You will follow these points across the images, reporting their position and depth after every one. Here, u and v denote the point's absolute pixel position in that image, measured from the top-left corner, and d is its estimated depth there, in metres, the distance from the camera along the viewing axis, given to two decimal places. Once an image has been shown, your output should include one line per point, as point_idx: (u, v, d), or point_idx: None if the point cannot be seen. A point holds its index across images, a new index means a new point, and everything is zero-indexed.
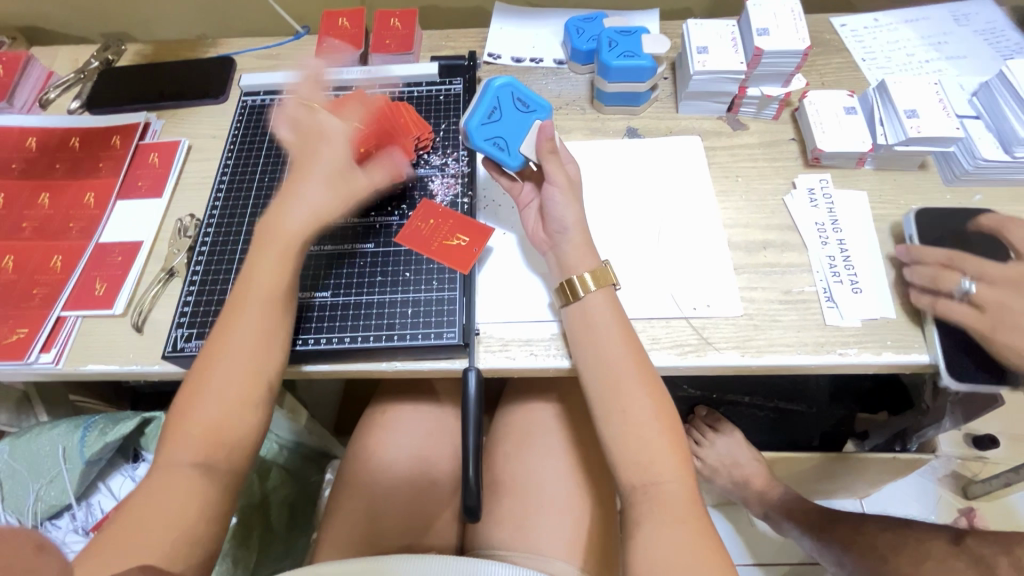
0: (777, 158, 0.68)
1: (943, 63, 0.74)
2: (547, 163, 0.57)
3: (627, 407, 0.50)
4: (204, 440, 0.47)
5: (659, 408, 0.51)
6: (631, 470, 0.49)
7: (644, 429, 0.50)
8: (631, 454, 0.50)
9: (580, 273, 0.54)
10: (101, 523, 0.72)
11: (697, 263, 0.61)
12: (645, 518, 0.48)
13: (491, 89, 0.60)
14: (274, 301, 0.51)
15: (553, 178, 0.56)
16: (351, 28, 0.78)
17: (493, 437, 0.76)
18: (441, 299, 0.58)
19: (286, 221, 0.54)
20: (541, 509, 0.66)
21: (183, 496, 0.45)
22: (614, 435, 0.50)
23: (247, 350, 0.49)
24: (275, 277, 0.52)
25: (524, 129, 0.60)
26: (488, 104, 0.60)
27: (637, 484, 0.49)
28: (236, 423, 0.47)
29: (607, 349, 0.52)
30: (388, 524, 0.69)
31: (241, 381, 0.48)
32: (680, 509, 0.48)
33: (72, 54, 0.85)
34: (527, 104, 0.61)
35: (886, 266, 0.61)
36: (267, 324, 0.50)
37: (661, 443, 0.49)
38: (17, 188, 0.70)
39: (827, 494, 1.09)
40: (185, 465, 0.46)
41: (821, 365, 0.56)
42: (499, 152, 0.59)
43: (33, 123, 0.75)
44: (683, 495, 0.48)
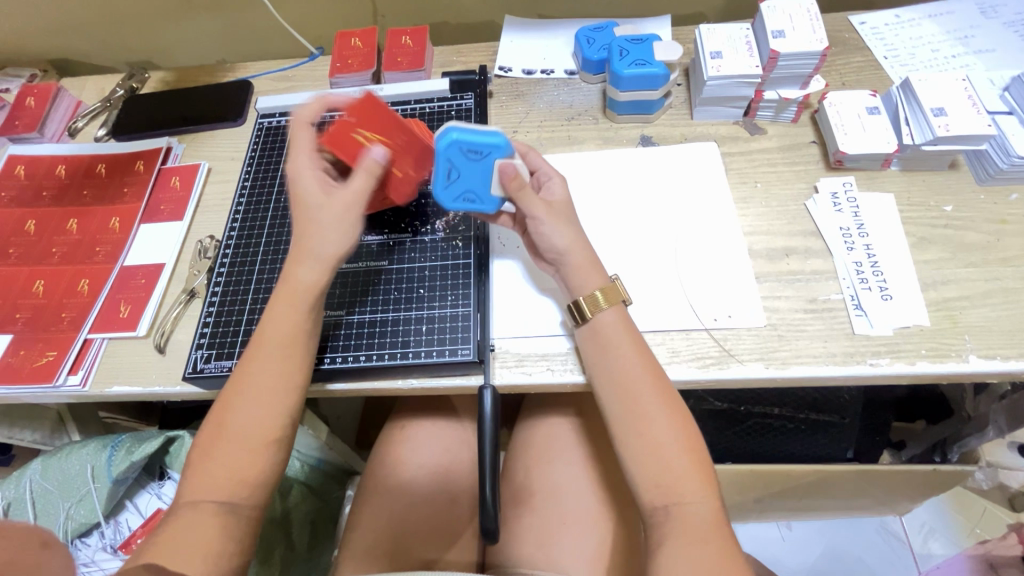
0: (797, 162, 0.66)
1: (971, 58, 0.71)
2: (523, 203, 0.53)
3: (647, 426, 0.49)
4: (230, 461, 0.47)
5: (679, 427, 0.49)
6: (652, 492, 0.48)
7: (665, 451, 0.48)
8: (652, 474, 0.48)
9: (588, 294, 0.53)
10: (129, 541, 0.74)
11: (717, 272, 0.60)
12: (670, 539, 0.46)
13: (438, 150, 0.53)
14: (294, 323, 0.51)
15: (533, 214, 0.53)
16: (363, 47, 0.79)
17: (512, 451, 0.75)
18: (455, 316, 0.57)
19: (300, 271, 0.51)
20: (562, 527, 0.65)
21: (210, 519, 0.45)
22: (635, 457, 0.49)
23: (268, 376, 0.49)
24: (299, 316, 0.51)
25: (490, 172, 0.54)
26: (442, 166, 0.53)
27: (658, 504, 0.48)
28: (256, 448, 0.48)
29: (624, 366, 0.51)
30: (411, 541, 0.69)
31: (263, 406, 0.49)
32: (706, 530, 0.46)
33: (98, 83, 0.88)
34: (479, 149, 0.53)
35: (917, 270, 0.58)
36: (286, 346, 0.50)
37: (682, 465, 0.48)
38: (47, 215, 0.72)
39: (862, 509, 1.06)
40: (208, 489, 0.46)
41: (850, 376, 0.53)
42: (473, 205, 0.56)
43: (62, 151, 0.78)
44: (708, 517, 0.46)
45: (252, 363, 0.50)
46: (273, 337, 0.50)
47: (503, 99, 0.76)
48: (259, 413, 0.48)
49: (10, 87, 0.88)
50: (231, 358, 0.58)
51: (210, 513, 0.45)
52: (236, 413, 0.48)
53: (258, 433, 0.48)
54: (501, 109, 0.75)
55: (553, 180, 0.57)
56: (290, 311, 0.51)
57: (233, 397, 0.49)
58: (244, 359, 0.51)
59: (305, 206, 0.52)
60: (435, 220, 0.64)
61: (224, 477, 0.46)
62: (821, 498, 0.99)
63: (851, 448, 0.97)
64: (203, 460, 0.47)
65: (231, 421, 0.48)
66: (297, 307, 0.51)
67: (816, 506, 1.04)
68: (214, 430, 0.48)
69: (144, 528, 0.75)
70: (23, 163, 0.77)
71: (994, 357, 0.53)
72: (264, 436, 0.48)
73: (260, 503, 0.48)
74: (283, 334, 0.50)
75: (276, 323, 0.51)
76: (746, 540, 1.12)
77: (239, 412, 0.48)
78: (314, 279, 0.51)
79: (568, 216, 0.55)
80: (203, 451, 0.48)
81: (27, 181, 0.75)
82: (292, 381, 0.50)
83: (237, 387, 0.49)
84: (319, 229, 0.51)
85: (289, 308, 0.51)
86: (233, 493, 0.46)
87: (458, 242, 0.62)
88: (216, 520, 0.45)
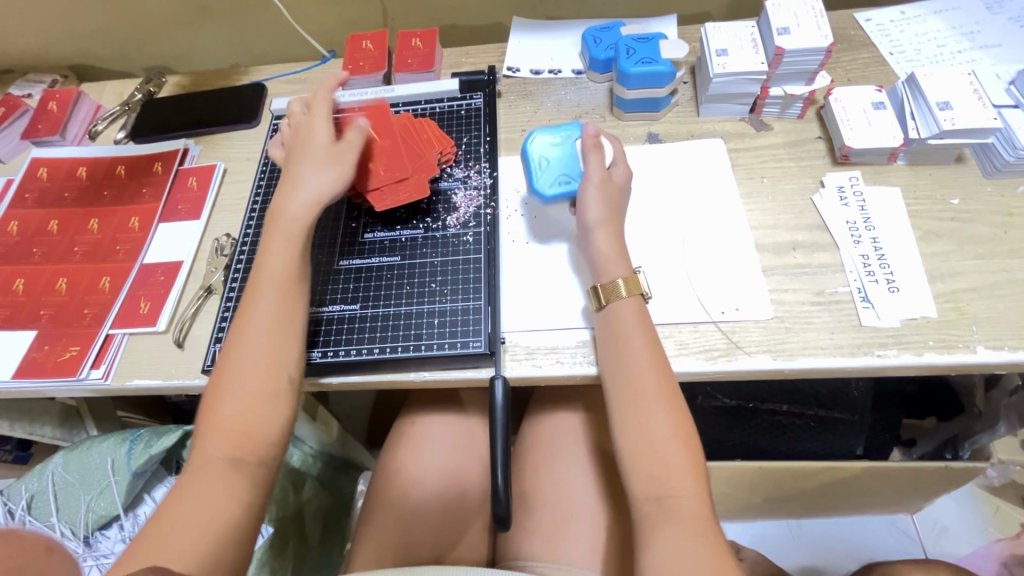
0: (803, 157, 0.67)
1: (977, 53, 0.72)
2: (593, 173, 0.59)
3: (643, 418, 0.50)
4: (235, 407, 0.48)
5: (677, 420, 0.50)
6: (645, 483, 0.48)
7: (661, 445, 0.49)
8: (645, 465, 0.49)
9: (609, 283, 0.54)
10: None
11: (725, 266, 0.61)
12: (659, 530, 0.46)
13: (525, 151, 0.64)
14: (285, 268, 0.54)
15: (594, 186, 0.58)
16: (375, 50, 0.81)
17: (522, 445, 0.77)
18: (466, 309, 0.59)
19: (285, 217, 0.56)
20: (571, 520, 0.66)
21: (216, 483, 0.45)
22: (629, 446, 0.50)
23: (263, 342, 0.51)
24: (288, 280, 0.53)
25: (568, 152, 0.62)
26: (532, 161, 0.63)
27: (652, 496, 0.48)
28: (258, 396, 0.49)
29: (626, 356, 0.52)
30: (422, 534, 0.71)
31: (259, 369, 0.50)
32: (701, 525, 0.46)
33: (117, 88, 0.90)
34: (557, 135, 0.64)
35: (924, 263, 0.58)
36: (279, 293, 0.53)
37: (676, 458, 0.48)
38: (69, 215, 0.75)
39: (873, 507, 1.05)
40: (213, 451, 0.47)
41: (858, 368, 0.54)
42: (570, 186, 0.60)
43: (84, 154, 0.80)
44: (699, 511, 0.47)
45: (246, 329, 0.51)
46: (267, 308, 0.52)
47: (511, 98, 0.77)
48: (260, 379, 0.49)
49: (32, 93, 0.90)
50: None
51: (216, 479, 0.45)
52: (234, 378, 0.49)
53: (257, 380, 0.49)
54: (509, 108, 0.76)
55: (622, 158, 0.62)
56: (278, 257, 0.54)
57: (233, 350, 0.51)
58: (236, 325, 0.52)
59: (289, 167, 0.59)
60: (445, 216, 0.65)
61: (230, 438, 0.47)
62: (831, 495, 0.99)
63: (861, 444, 0.97)
64: (210, 412, 0.49)
65: (230, 372, 0.50)
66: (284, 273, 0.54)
67: (827, 504, 1.03)
68: (217, 382, 0.50)
69: None
70: (45, 166, 0.79)
71: (1002, 348, 0.53)
72: (264, 382, 0.49)
73: (267, 461, 0.48)
74: (273, 278, 0.53)
75: (269, 296, 0.53)
76: (757, 538, 1.12)
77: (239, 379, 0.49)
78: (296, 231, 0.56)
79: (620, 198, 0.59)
80: (209, 406, 0.49)
81: (50, 183, 0.78)
82: (288, 346, 0.51)
83: (235, 338, 0.51)
84: (304, 179, 0.58)
85: (278, 255, 0.54)
86: (241, 453, 0.47)
87: (468, 237, 0.63)
88: (225, 483, 0.45)
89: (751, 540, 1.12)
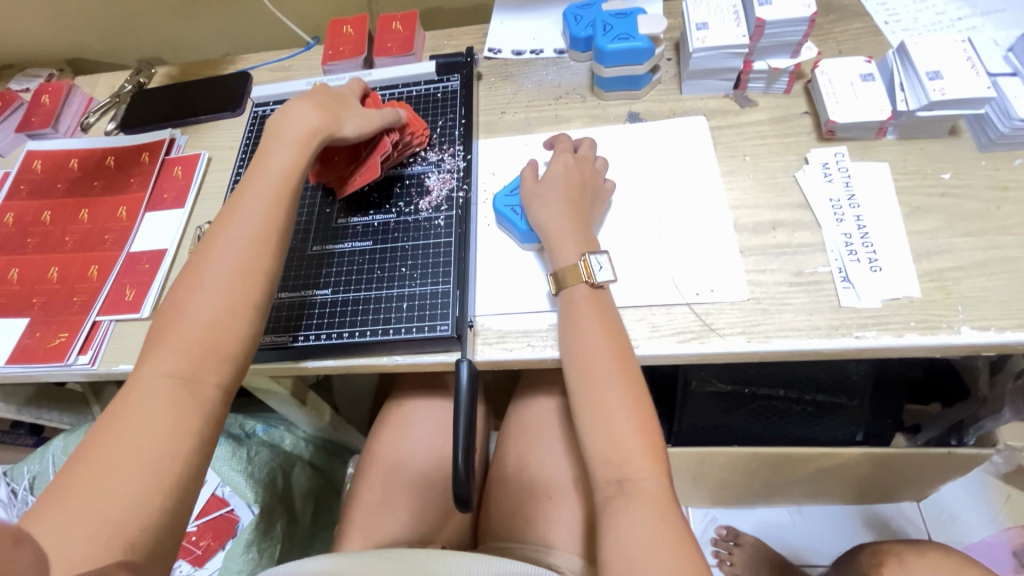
0: (787, 134, 0.65)
1: (978, 20, 0.68)
2: (553, 189, 0.59)
3: (600, 403, 0.51)
4: (201, 318, 0.46)
5: (634, 403, 0.51)
6: (604, 467, 0.50)
7: (615, 428, 0.50)
8: (602, 449, 0.50)
9: (571, 265, 0.55)
10: None
11: (702, 246, 0.59)
12: (623, 512, 0.48)
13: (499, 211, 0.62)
14: (286, 178, 0.53)
15: (551, 195, 0.59)
16: (355, 35, 0.80)
17: (506, 430, 0.77)
18: (435, 293, 0.58)
19: (296, 126, 0.56)
20: (550, 503, 0.67)
21: (163, 394, 0.43)
22: (586, 427, 0.51)
23: (232, 259, 0.48)
24: (274, 202, 0.52)
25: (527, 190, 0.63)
26: (509, 215, 0.62)
27: (612, 480, 0.49)
28: (223, 317, 0.47)
29: (585, 343, 0.52)
30: (403, 516, 0.71)
31: (223, 287, 0.47)
32: (660, 506, 0.47)
33: (109, 80, 0.92)
34: (512, 185, 0.64)
35: (910, 240, 0.56)
36: (276, 210, 0.52)
37: (632, 442, 0.49)
38: (61, 206, 0.76)
39: (877, 495, 1.03)
40: (165, 364, 0.44)
41: (836, 349, 0.52)
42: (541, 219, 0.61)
43: (76, 145, 0.82)
44: (658, 492, 0.48)
45: (218, 244, 0.49)
46: (246, 227, 0.50)
47: (491, 80, 0.76)
48: (227, 296, 0.47)
49: (28, 87, 0.92)
50: None
51: (162, 394, 0.43)
52: (196, 292, 0.47)
53: (226, 300, 0.47)
54: (489, 91, 0.75)
55: (584, 148, 0.64)
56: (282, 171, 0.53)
57: (214, 257, 0.49)
58: (211, 238, 0.50)
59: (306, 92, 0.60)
60: (418, 200, 0.65)
61: (183, 351, 0.45)
62: (830, 481, 0.97)
63: (861, 431, 0.95)
64: (176, 315, 0.47)
65: (209, 278, 0.48)
66: (267, 195, 0.52)
67: (829, 491, 1.01)
68: (190, 289, 0.48)
69: None
70: (39, 158, 0.81)
71: (988, 328, 0.51)
72: (233, 305, 0.47)
73: (223, 385, 0.46)
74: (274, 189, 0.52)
75: (250, 216, 0.51)
76: (758, 526, 1.10)
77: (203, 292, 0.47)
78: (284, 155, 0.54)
79: (572, 191, 0.59)
80: (176, 305, 0.47)
81: (43, 175, 0.79)
82: (262, 266, 0.49)
83: (216, 245, 0.50)
84: (297, 108, 0.57)
85: (278, 168, 0.54)
86: (192, 369, 0.45)
87: (440, 220, 0.63)
88: (176, 401, 0.43)
89: (749, 527, 1.11)
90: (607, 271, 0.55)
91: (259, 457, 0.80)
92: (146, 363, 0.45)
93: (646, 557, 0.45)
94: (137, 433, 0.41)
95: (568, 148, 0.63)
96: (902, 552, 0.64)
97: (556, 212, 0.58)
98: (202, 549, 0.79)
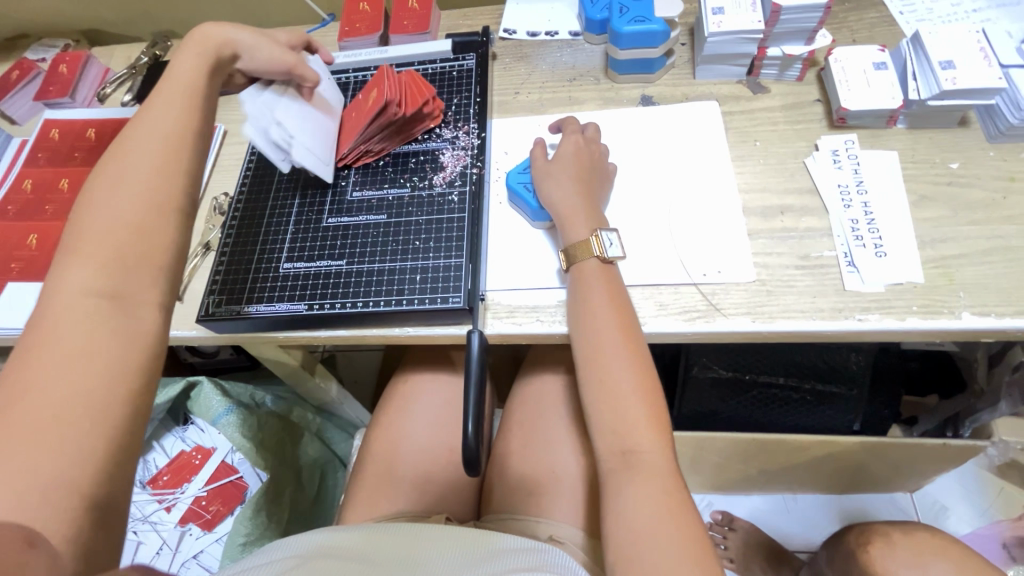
0: (799, 120, 0.66)
1: (993, 12, 0.68)
2: (561, 166, 0.60)
3: (607, 377, 0.52)
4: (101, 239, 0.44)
5: (640, 377, 0.52)
6: (609, 439, 0.51)
7: (621, 400, 0.51)
8: (608, 421, 0.52)
9: (582, 241, 0.56)
10: (187, 460, 0.85)
11: (710, 227, 0.60)
12: (625, 485, 0.49)
13: (512, 190, 0.63)
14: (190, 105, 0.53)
15: (561, 173, 0.60)
16: (371, 12, 0.81)
17: (509, 405, 0.79)
18: (448, 266, 0.59)
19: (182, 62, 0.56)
20: (551, 475, 0.69)
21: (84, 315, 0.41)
22: (592, 400, 0.53)
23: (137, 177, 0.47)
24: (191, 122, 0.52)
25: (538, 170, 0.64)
26: (523, 193, 0.62)
27: (617, 452, 0.51)
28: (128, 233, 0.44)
29: (592, 318, 0.54)
30: (406, 486, 0.73)
31: (131, 197, 0.46)
32: (664, 482, 0.49)
33: (125, 52, 0.92)
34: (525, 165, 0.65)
35: (915, 228, 0.57)
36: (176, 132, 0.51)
37: (638, 414, 0.51)
38: (79, 174, 0.77)
39: (872, 484, 1.05)
40: (83, 282, 0.42)
41: (838, 331, 0.53)
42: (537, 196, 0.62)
43: (92, 116, 0.83)
44: (662, 468, 0.49)
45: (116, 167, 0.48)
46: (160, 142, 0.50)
47: (506, 61, 0.76)
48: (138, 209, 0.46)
49: (45, 57, 0.93)
50: (242, 303, 0.60)
51: (86, 310, 0.41)
52: (102, 208, 0.45)
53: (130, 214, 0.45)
54: (503, 71, 0.76)
55: (591, 124, 0.65)
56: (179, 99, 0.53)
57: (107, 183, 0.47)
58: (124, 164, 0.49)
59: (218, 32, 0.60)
60: (433, 175, 0.66)
61: (101, 265, 0.43)
62: (826, 468, 0.98)
63: (858, 419, 0.96)
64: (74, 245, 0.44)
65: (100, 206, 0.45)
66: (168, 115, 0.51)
67: (822, 478, 1.03)
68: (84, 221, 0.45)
69: (201, 450, 0.85)
70: (57, 127, 0.82)
71: (988, 314, 0.52)
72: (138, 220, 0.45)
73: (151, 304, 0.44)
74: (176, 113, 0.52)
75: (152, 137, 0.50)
76: (752, 511, 1.13)
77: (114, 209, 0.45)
78: (183, 78, 0.55)
79: (579, 168, 0.60)
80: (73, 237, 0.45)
81: (61, 143, 0.81)
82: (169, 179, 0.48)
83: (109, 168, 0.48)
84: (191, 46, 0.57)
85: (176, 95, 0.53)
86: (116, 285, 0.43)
87: (454, 196, 0.64)
88: (107, 318, 0.41)
89: (743, 512, 1.13)
90: (617, 248, 0.56)
91: (267, 426, 0.81)
92: (55, 286, 0.42)
93: (648, 528, 0.46)
94: (63, 353, 0.39)
95: (578, 128, 0.64)
96: (888, 534, 0.65)
97: (566, 191, 0.59)
98: (211, 514, 0.82)
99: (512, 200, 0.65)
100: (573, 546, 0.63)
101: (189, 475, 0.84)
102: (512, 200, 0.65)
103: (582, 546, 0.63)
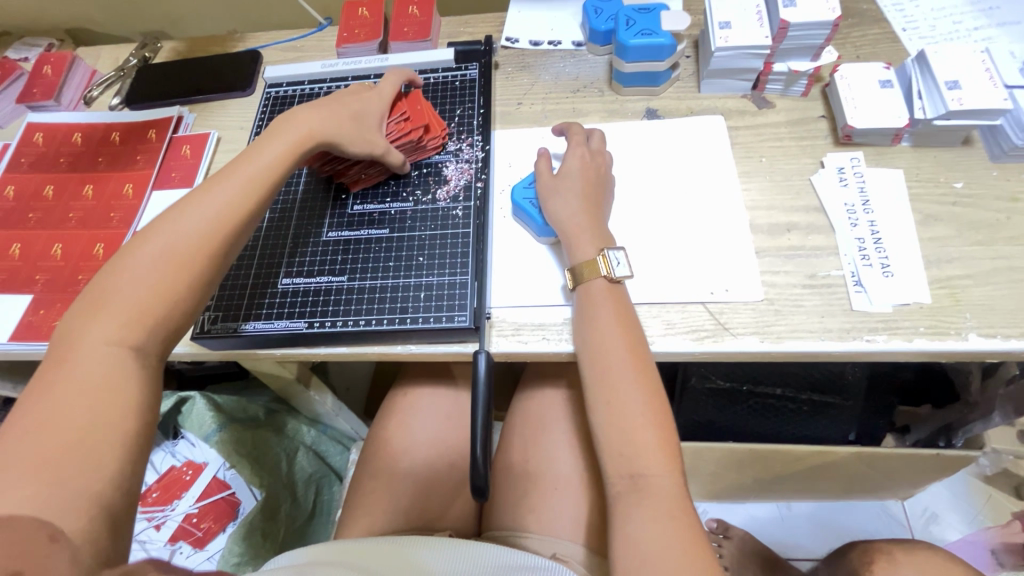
0: (804, 137, 0.65)
1: (993, 31, 0.69)
2: (563, 184, 0.59)
3: (616, 399, 0.51)
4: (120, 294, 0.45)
5: (650, 401, 0.51)
6: (616, 461, 0.50)
7: (631, 423, 0.50)
8: (617, 445, 0.51)
9: (588, 261, 0.56)
10: (178, 476, 0.83)
11: (717, 244, 0.60)
12: (634, 508, 0.48)
13: (517, 204, 0.62)
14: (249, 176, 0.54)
15: (568, 189, 0.59)
16: (370, 18, 0.79)
17: (511, 418, 0.78)
18: (453, 284, 0.58)
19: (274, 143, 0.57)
20: (554, 491, 0.68)
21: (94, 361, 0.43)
22: (600, 424, 0.52)
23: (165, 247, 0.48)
24: (241, 193, 0.52)
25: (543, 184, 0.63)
26: (528, 209, 0.61)
27: (626, 476, 0.50)
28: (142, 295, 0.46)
29: (600, 342, 0.53)
30: (406, 503, 0.72)
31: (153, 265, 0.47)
32: (673, 505, 0.48)
33: (113, 53, 0.89)
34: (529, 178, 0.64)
35: (921, 247, 0.57)
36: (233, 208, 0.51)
37: (649, 437, 0.50)
38: (65, 181, 0.75)
39: (867, 492, 1.05)
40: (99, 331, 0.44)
41: (846, 351, 0.53)
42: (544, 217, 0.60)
43: (79, 119, 0.80)
44: (671, 491, 0.49)
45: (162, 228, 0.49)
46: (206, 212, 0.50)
47: (508, 70, 0.75)
48: (160, 273, 0.47)
49: (28, 56, 0.89)
50: (239, 320, 0.58)
51: (100, 362, 0.43)
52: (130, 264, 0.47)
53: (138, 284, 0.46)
54: (506, 81, 0.74)
55: (596, 134, 0.64)
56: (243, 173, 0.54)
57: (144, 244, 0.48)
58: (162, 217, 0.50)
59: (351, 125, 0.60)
60: (436, 189, 0.64)
61: (116, 318, 0.45)
62: (822, 478, 0.99)
63: (854, 429, 0.97)
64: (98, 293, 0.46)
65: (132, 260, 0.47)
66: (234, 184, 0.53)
67: (817, 487, 1.04)
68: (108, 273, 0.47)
69: (192, 465, 0.83)
70: (41, 131, 0.79)
71: (995, 335, 0.52)
72: (151, 285, 0.46)
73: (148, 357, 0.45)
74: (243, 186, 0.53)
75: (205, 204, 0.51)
76: (748, 520, 1.13)
77: (134, 265, 0.46)
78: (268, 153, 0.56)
79: (586, 184, 0.59)
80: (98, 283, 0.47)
81: (46, 148, 0.77)
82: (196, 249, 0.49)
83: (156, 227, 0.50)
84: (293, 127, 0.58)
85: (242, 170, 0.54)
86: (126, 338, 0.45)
87: (459, 211, 0.63)
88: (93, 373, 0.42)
89: (739, 521, 1.13)
90: (624, 267, 0.55)
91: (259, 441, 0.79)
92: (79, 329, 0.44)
93: (660, 556, 0.46)
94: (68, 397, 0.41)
95: (582, 140, 0.63)
96: (890, 551, 0.65)
97: (572, 208, 0.58)
98: (203, 531, 0.80)
99: (517, 215, 0.63)
100: (576, 564, 0.62)
101: (179, 491, 0.81)
102: (517, 215, 0.63)
103: (585, 564, 0.62)
